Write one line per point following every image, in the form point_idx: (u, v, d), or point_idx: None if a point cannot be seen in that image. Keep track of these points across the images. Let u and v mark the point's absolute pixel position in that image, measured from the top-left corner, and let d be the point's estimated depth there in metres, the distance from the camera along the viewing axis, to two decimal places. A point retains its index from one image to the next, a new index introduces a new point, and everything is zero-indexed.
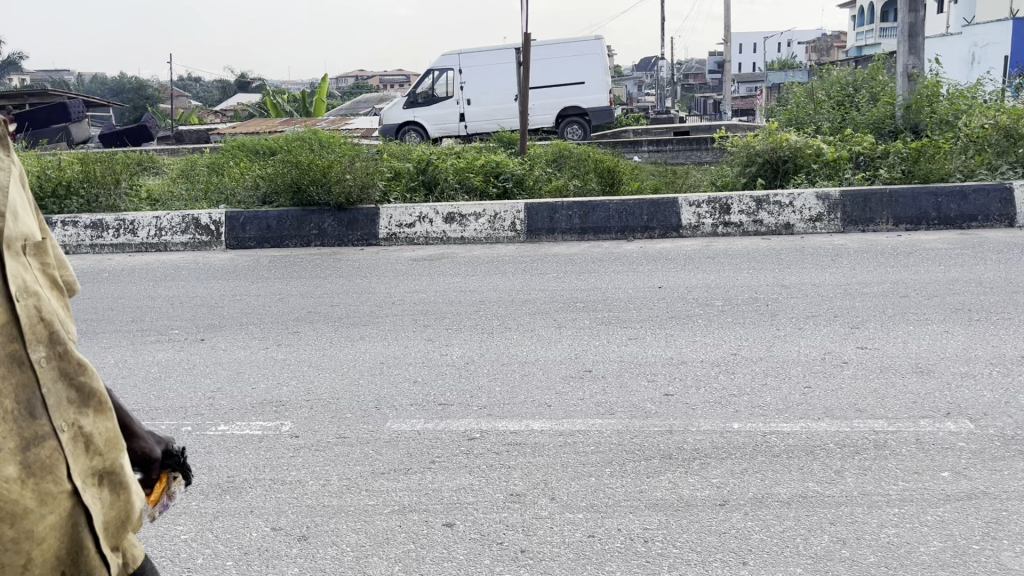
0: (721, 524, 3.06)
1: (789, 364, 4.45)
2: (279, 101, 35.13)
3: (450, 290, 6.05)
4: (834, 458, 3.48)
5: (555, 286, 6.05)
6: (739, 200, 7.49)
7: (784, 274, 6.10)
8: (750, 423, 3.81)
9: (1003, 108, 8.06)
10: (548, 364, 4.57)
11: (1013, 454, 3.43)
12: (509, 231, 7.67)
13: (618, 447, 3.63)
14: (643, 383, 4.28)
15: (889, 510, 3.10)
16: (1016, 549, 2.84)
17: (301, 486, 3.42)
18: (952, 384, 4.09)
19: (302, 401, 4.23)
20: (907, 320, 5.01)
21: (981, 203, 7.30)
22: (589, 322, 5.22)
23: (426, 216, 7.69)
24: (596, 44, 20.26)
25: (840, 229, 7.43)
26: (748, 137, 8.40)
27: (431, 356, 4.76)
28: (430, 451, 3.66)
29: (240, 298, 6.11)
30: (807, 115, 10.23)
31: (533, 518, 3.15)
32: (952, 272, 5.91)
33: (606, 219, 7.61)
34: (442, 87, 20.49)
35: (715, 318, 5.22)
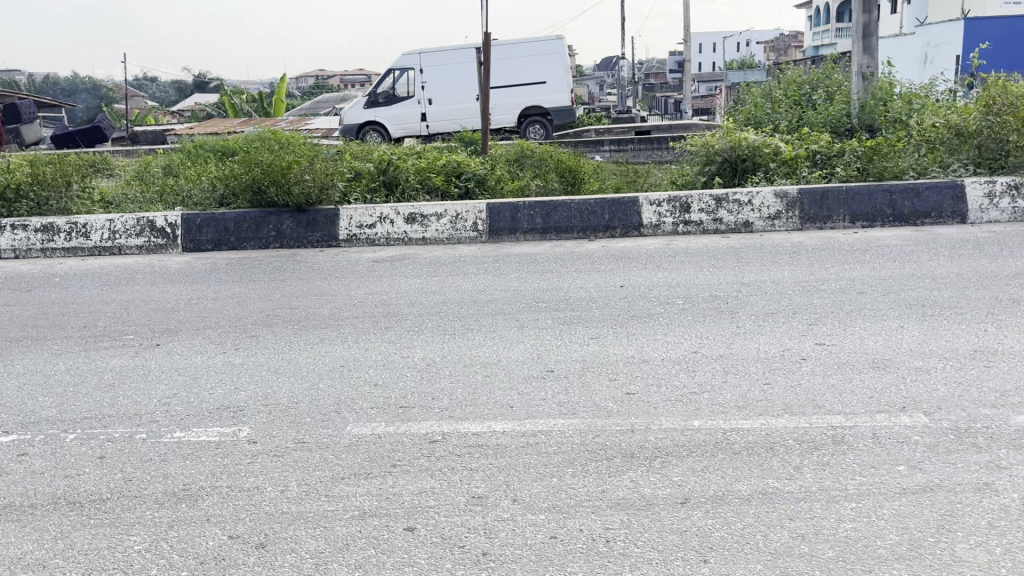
0: (682, 522, 3.07)
1: (749, 361, 4.49)
2: (236, 100, 34.80)
3: (411, 292, 6.01)
4: (793, 454, 3.51)
5: (517, 286, 6.04)
6: (699, 199, 7.56)
7: (743, 272, 6.15)
8: (710, 421, 3.83)
9: (954, 107, 8.21)
10: (511, 365, 4.55)
11: (966, 447, 3.48)
12: (471, 231, 7.64)
13: (581, 447, 3.63)
14: (604, 383, 4.29)
15: (847, 505, 3.13)
16: (970, 541, 2.88)
17: (258, 493, 3.36)
18: (907, 379, 4.16)
19: (261, 406, 4.16)
20: (863, 316, 5.08)
21: (935, 200, 7.43)
22: (550, 322, 5.22)
23: (386, 216, 7.64)
24: (558, 44, 20.41)
25: (798, 227, 7.53)
26: (707, 136, 8.46)
27: (391, 358, 4.72)
28: (391, 455, 3.63)
29: (196, 302, 6.01)
30: (766, 114, 10.34)
31: (495, 520, 3.13)
32: (907, 269, 6.01)
33: (568, 219, 7.62)
34: (403, 87, 20.41)
35: (676, 316, 5.25)
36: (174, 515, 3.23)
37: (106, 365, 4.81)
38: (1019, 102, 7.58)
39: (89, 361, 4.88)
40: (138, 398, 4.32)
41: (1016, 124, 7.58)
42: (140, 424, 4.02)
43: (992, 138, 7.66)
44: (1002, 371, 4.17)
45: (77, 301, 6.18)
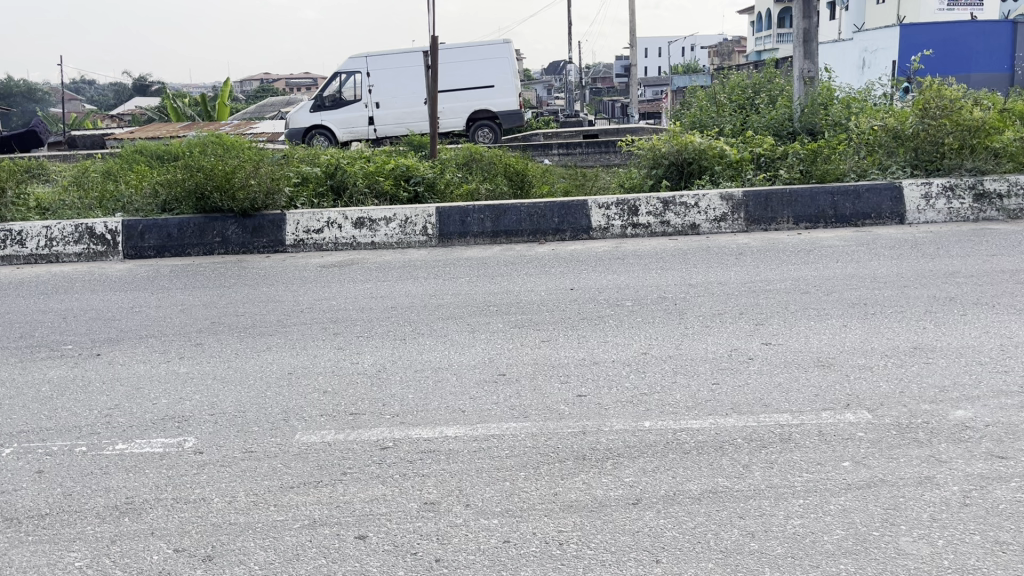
0: (635, 523, 3.09)
1: (697, 362, 4.53)
2: (178, 104, 34.17)
3: (360, 297, 5.95)
4: (742, 453, 3.56)
5: (468, 290, 6.02)
6: (647, 202, 7.63)
7: (690, 274, 6.23)
8: (660, 421, 3.86)
9: (892, 110, 8.44)
10: (462, 370, 4.53)
11: (909, 442, 3.57)
12: (421, 235, 7.59)
13: (533, 451, 3.63)
14: (556, 385, 4.29)
15: (794, 502, 3.18)
16: (912, 534, 2.95)
17: (205, 504, 3.29)
18: (851, 376, 4.25)
19: (206, 416, 4.07)
20: (808, 315, 5.17)
21: (874, 202, 7.62)
22: (501, 326, 5.21)
23: (334, 221, 7.55)
24: (504, 48, 20.42)
25: (744, 229, 7.65)
26: (654, 139, 8.55)
27: (341, 365, 4.65)
28: (341, 463, 3.57)
29: (139, 310, 5.87)
30: (711, 118, 10.49)
31: (447, 526, 3.11)
32: (849, 268, 6.15)
33: (518, 222, 7.63)
34: (350, 91, 20.26)
35: (625, 318, 5.28)
36: (116, 529, 3.14)
37: (44, 376, 4.66)
38: (952, 106, 7.84)
39: (26, 373, 4.72)
40: (79, 410, 4.20)
41: (950, 127, 7.81)
42: (80, 436, 3.90)
43: (927, 141, 7.89)
44: (940, 368, 4.28)
45: (13, 311, 5.97)
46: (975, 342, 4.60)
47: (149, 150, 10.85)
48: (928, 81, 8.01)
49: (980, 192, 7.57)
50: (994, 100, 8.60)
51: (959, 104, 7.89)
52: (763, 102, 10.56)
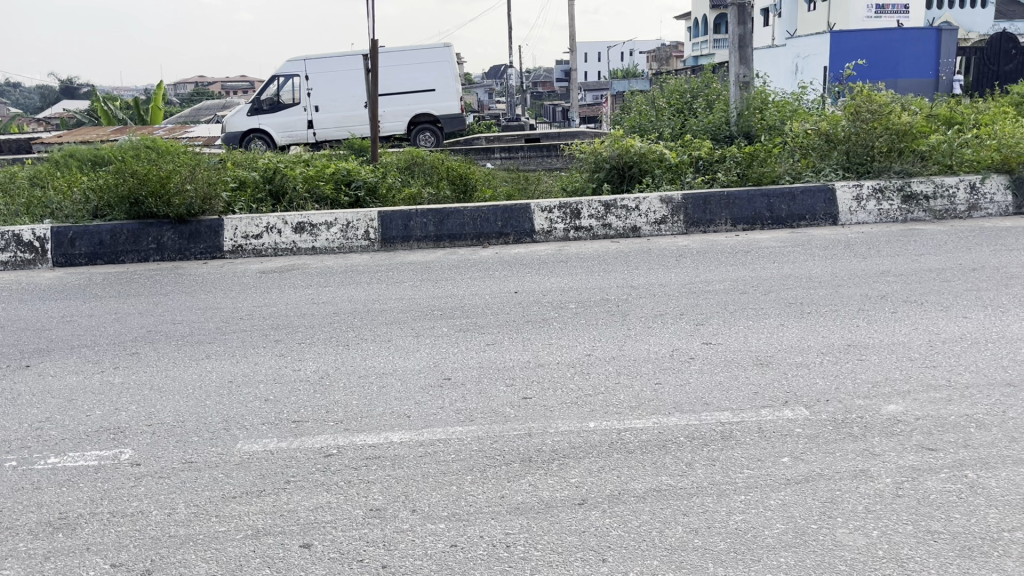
0: (581, 523, 3.11)
1: (640, 362, 4.60)
2: (109, 106, 33.33)
3: (302, 303, 5.87)
4: (685, 451, 3.61)
5: (411, 295, 5.99)
6: (588, 204, 7.69)
7: (632, 276, 6.30)
8: (605, 422, 3.90)
9: (824, 114, 8.67)
10: (407, 375, 4.50)
11: (844, 437, 3.67)
12: (363, 240, 7.53)
13: (479, 454, 3.63)
14: (501, 388, 4.30)
15: (736, 498, 3.25)
16: (849, 526, 3.04)
17: (143, 517, 3.20)
18: (788, 374, 4.35)
19: (143, 427, 3.96)
20: (746, 315, 5.28)
21: (809, 204, 7.82)
22: (446, 330, 5.19)
23: (274, 226, 7.45)
24: (445, 52, 20.41)
25: (683, 231, 7.77)
26: (595, 143, 8.63)
27: (282, 372, 4.58)
28: (284, 471, 3.52)
29: (70, 319, 5.68)
30: (651, 122, 10.63)
31: (394, 532, 3.09)
32: (785, 269, 6.29)
33: (461, 226, 7.63)
34: (288, 95, 20.01)
35: (569, 320, 5.32)
36: (49, 545, 3.04)
37: None
38: (881, 110, 8.04)
39: None
40: (7, 424, 4.05)
41: (879, 131, 8.05)
42: (10, 451, 3.76)
43: (858, 144, 8.13)
44: (872, 364, 4.42)
45: None
46: (905, 338, 4.75)
47: (80, 154, 10.56)
48: (859, 88, 8.26)
49: (908, 193, 7.84)
50: (920, 105, 8.91)
51: (888, 109, 8.10)
52: (701, 106, 10.73)
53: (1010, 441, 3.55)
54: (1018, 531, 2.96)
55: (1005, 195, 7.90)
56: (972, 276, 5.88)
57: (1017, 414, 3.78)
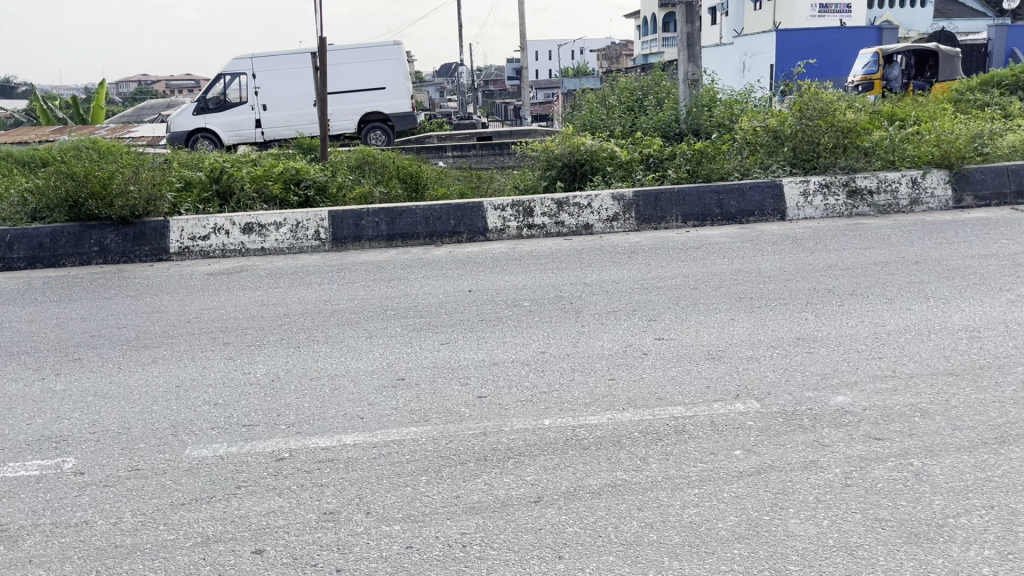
0: (536, 521, 3.10)
1: (594, 359, 4.61)
2: (49, 105, 32.48)
3: (251, 305, 5.77)
4: (639, 446, 3.64)
5: (363, 295, 5.93)
6: (541, 202, 7.71)
7: (585, 273, 6.33)
8: (560, 419, 3.91)
9: (772, 111, 8.80)
10: (360, 376, 4.45)
11: (794, 428, 3.73)
12: (313, 240, 7.42)
13: (434, 454, 3.60)
14: (455, 388, 4.27)
15: (690, 491, 3.27)
16: (800, 516, 3.09)
17: (87, 528, 3.11)
18: (739, 367, 4.41)
19: (87, 434, 3.85)
20: (698, 311, 5.33)
21: (757, 200, 7.94)
22: (399, 330, 5.15)
23: (221, 227, 7.32)
24: (395, 50, 20.27)
25: (635, 228, 7.82)
26: (547, 141, 8.64)
27: (232, 375, 4.49)
28: (234, 476, 3.45)
29: (9, 325, 5.51)
30: (602, 120, 10.69)
31: (348, 535, 3.05)
32: (735, 264, 6.37)
33: (413, 225, 7.57)
34: (235, 93, 19.69)
35: (523, 318, 5.32)
36: None
37: None
38: (827, 108, 8.27)
39: None
40: None
41: (824, 128, 8.20)
42: None
43: (804, 140, 8.28)
44: (821, 356, 4.50)
45: None
46: (852, 330, 4.85)
47: (19, 155, 10.26)
48: (806, 86, 8.44)
49: (853, 189, 7.99)
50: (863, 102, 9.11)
51: (834, 106, 8.31)
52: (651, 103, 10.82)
53: (953, 429, 3.64)
54: (963, 517, 3.04)
55: (945, 189, 8.10)
56: (915, 269, 6.02)
57: (959, 402, 3.88)
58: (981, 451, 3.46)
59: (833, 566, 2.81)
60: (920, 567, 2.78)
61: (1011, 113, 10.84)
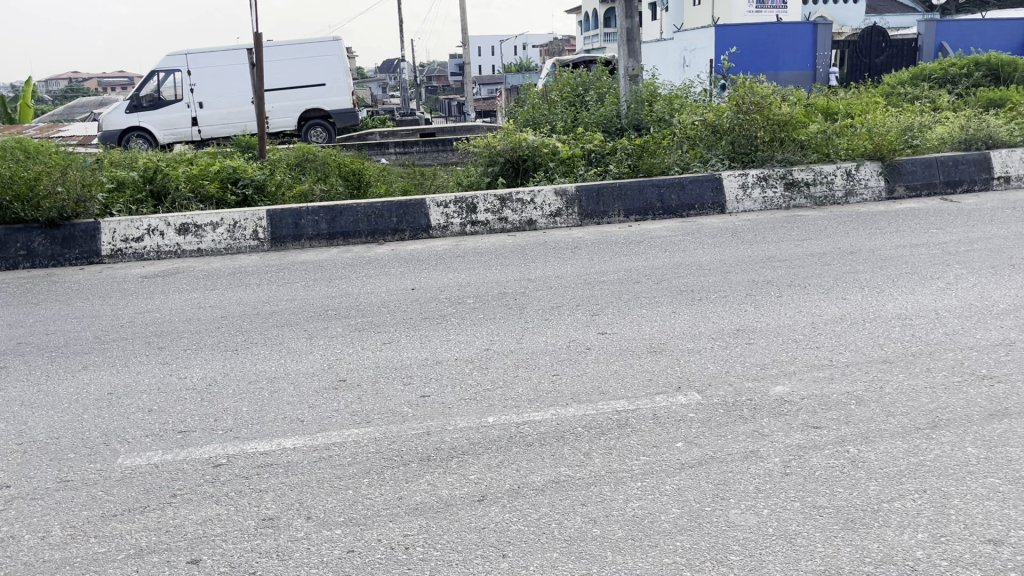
0: (479, 520, 3.08)
1: (538, 355, 4.61)
2: None
3: (187, 308, 5.63)
4: (582, 441, 3.64)
5: (304, 295, 5.84)
6: (483, 199, 7.70)
7: (529, 269, 6.32)
8: (504, 416, 3.89)
9: (710, 106, 8.91)
10: (299, 378, 4.37)
11: (735, 419, 3.77)
12: (251, 240, 7.28)
13: (376, 456, 3.55)
14: (398, 387, 4.23)
15: (633, 485, 3.29)
16: (741, 506, 3.12)
17: (13, 543, 3.00)
18: (681, 360, 4.45)
19: (13, 446, 3.71)
20: (640, 305, 5.36)
21: (697, 193, 8.03)
22: (340, 330, 5.08)
23: (155, 228, 7.13)
24: (336, 45, 20.03)
25: (578, 223, 7.84)
26: (489, 137, 8.61)
27: (167, 381, 4.37)
28: (170, 485, 3.36)
29: None
30: (545, 115, 10.71)
31: (288, 541, 2.99)
32: (677, 258, 6.44)
33: (354, 223, 7.47)
34: (169, 91, 19.25)
35: (467, 316, 5.29)
36: None
37: None
38: (762, 101, 8.36)
39: None
40: None
41: (761, 122, 8.34)
42: None
43: (742, 134, 8.39)
44: (761, 347, 4.56)
45: None
46: (790, 321, 4.93)
47: None
48: (742, 80, 8.53)
49: (790, 181, 8.14)
50: (798, 96, 9.28)
51: (769, 100, 8.40)
52: (593, 99, 10.87)
53: (887, 416, 3.72)
54: (897, 502, 3.11)
55: (878, 181, 8.30)
56: (850, 259, 6.15)
57: (893, 389, 3.97)
58: (914, 436, 3.54)
59: (773, 554, 2.84)
60: (856, 552, 2.84)
61: (940, 106, 11.16)
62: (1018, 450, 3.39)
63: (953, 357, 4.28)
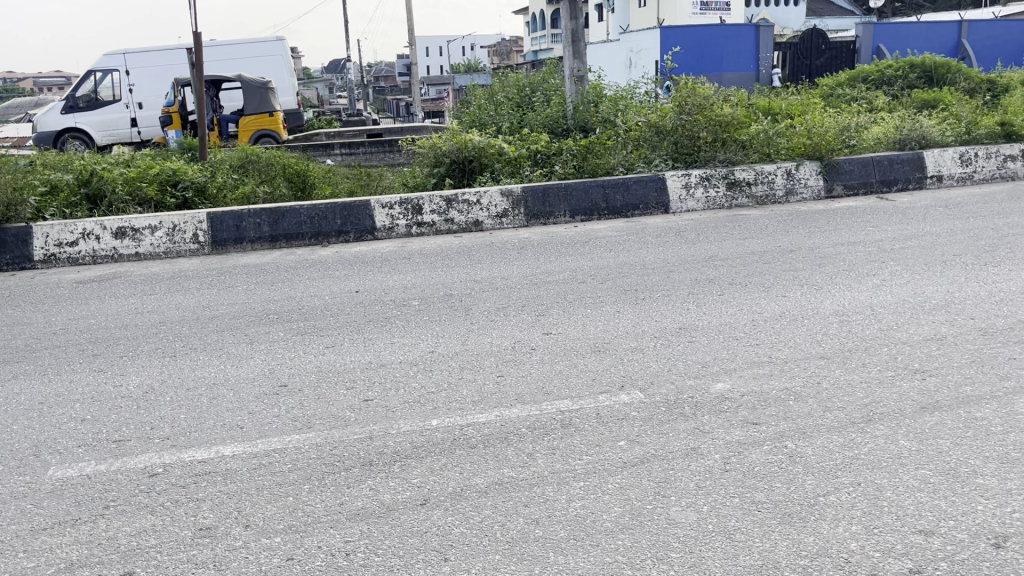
0: (421, 524, 3.06)
1: (482, 356, 4.60)
2: None
3: (123, 314, 5.50)
4: (526, 442, 3.64)
5: (245, 299, 5.74)
6: (429, 200, 7.66)
7: (476, 270, 6.31)
8: (448, 418, 3.87)
9: (654, 107, 9.01)
10: (239, 384, 4.29)
11: (676, 417, 3.81)
12: (191, 243, 7.15)
13: (317, 461, 3.51)
14: (341, 392, 4.18)
15: (575, 485, 3.30)
16: (681, 503, 3.15)
17: None
18: (624, 359, 4.48)
19: None
20: (585, 304, 5.39)
21: (641, 193, 8.11)
22: (282, 335, 5.01)
23: (91, 232, 6.96)
24: (280, 45, 19.77)
25: (524, 224, 7.85)
26: (434, 138, 8.59)
27: (101, 389, 4.26)
28: (102, 496, 3.27)
29: None
30: (491, 116, 10.72)
31: (225, 550, 2.93)
32: (621, 257, 6.48)
33: (297, 225, 7.38)
34: (107, 92, 18.93)
35: (412, 318, 5.26)
36: None
37: None
38: (704, 102, 8.49)
39: None
40: None
41: (703, 123, 8.46)
42: None
43: (685, 135, 8.51)
44: (702, 345, 4.61)
45: None
46: (731, 318, 5.00)
47: None
48: (684, 80, 8.65)
49: (732, 181, 8.26)
50: (740, 98, 9.44)
51: (710, 101, 8.53)
52: (539, 100, 10.91)
53: (824, 411, 3.79)
54: (832, 495, 3.17)
55: (817, 180, 8.48)
56: (790, 257, 6.26)
57: (830, 384, 4.05)
58: (850, 430, 3.62)
59: (713, 550, 2.88)
60: (793, 546, 2.88)
61: (877, 106, 11.43)
62: (948, 441, 3.49)
63: (888, 353, 4.39)
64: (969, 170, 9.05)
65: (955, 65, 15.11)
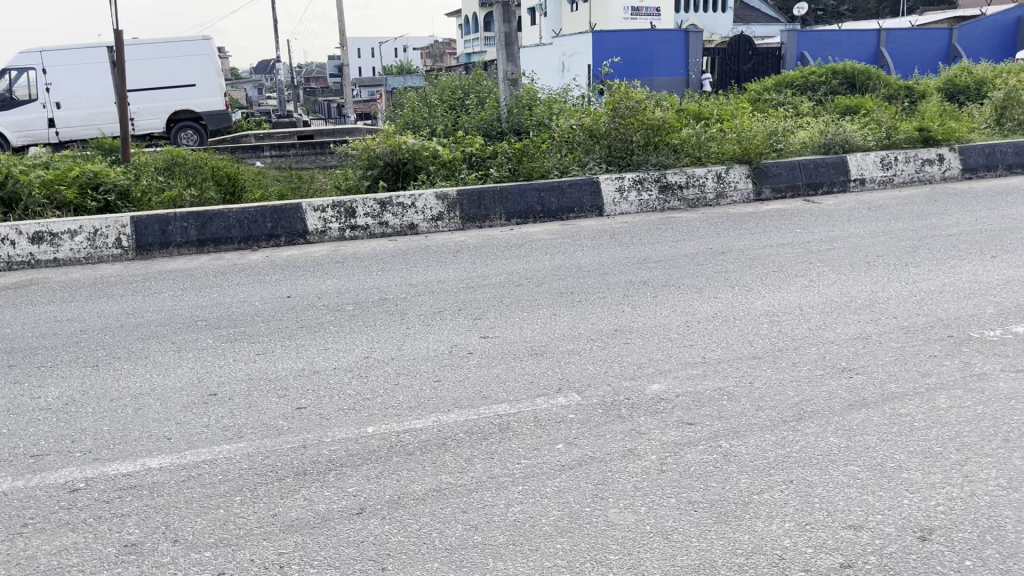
0: (358, 534, 3.00)
1: (419, 361, 4.55)
2: None
3: (41, 322, 5.27)
4: (463, 447, 3.61)
5: (172, 305, 5.57)
6: (363, 203, 7.55)
7: (411, 274, 6.25)
8: (384, 425, 3.82)
9: (588, 110, 9.08)
10: (166, 394, 4.15)
11: (612, 418, 3.83)
12: (114, 248, 6.91)
13: (249, 472, 3.41)
14: (273, 400, 4.08)
15: (514, 489, 3.28)
16: (619, 505, 3.16)
17: None
18: (561, 362, 4.48)
19: None
20: (521, 307, 5.39)
21: (576, 196, 8.16)
22: (211, 342, 4.87)
23: (6, 237, 6.66)
24: (206, 44, 19.26)
25: (460, 227, 7.82)
26: (368, 140, 8.48)
27: (18, 402, 4.07)
28: (20, 514, 3.12)
29: None
30: (424, 119, 10.64)
31: (152, 567, 2.82)
32: (556, 260, 6.51)
33: (226, 229, 7.19)
34: (23, 91, 18.33)
35: (346, 323, 5.17)
36: None
37: None
38: (636, 106, 8.60)
39: None
40: None
41: (636, 127, 8.57)
42: None
43: (618, 139, 8.60)
44: (637, 347, 4.65)
45: None
46: (665, 320, 5.06)
47: None
48: (617, 84, 8.74)
49: (664, 184, 8.39)
50: (671, 102, 9.57)
51: (642, 106, 8.64)
52: (473, 102, 10.87)
53: (757, 410, 3.86)
54: (766, 493, 3.22)
55: (746, 183, 8.67)
56: (721, 259, 6.37)
57: (762, 384, 4.13)
58: (781, 429, 3.69)
59: (650, 551, 2.89)
60: (728, 544, 2.92)
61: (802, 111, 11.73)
62: (874, 438, 3.59)
63: (816, 352, 4.49)
64: (889, 174, 9.37)
65: (875, 72, 15.64)
